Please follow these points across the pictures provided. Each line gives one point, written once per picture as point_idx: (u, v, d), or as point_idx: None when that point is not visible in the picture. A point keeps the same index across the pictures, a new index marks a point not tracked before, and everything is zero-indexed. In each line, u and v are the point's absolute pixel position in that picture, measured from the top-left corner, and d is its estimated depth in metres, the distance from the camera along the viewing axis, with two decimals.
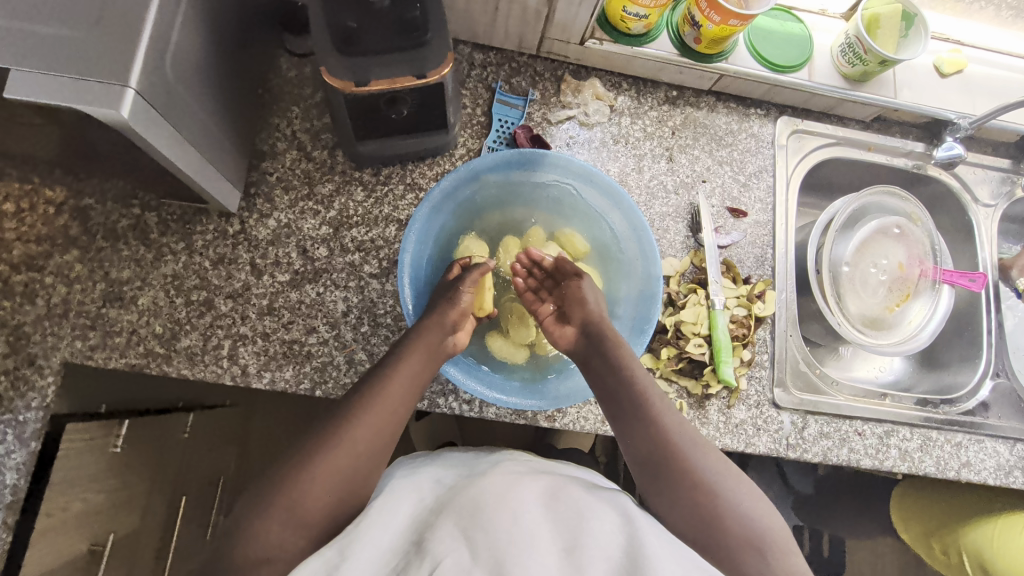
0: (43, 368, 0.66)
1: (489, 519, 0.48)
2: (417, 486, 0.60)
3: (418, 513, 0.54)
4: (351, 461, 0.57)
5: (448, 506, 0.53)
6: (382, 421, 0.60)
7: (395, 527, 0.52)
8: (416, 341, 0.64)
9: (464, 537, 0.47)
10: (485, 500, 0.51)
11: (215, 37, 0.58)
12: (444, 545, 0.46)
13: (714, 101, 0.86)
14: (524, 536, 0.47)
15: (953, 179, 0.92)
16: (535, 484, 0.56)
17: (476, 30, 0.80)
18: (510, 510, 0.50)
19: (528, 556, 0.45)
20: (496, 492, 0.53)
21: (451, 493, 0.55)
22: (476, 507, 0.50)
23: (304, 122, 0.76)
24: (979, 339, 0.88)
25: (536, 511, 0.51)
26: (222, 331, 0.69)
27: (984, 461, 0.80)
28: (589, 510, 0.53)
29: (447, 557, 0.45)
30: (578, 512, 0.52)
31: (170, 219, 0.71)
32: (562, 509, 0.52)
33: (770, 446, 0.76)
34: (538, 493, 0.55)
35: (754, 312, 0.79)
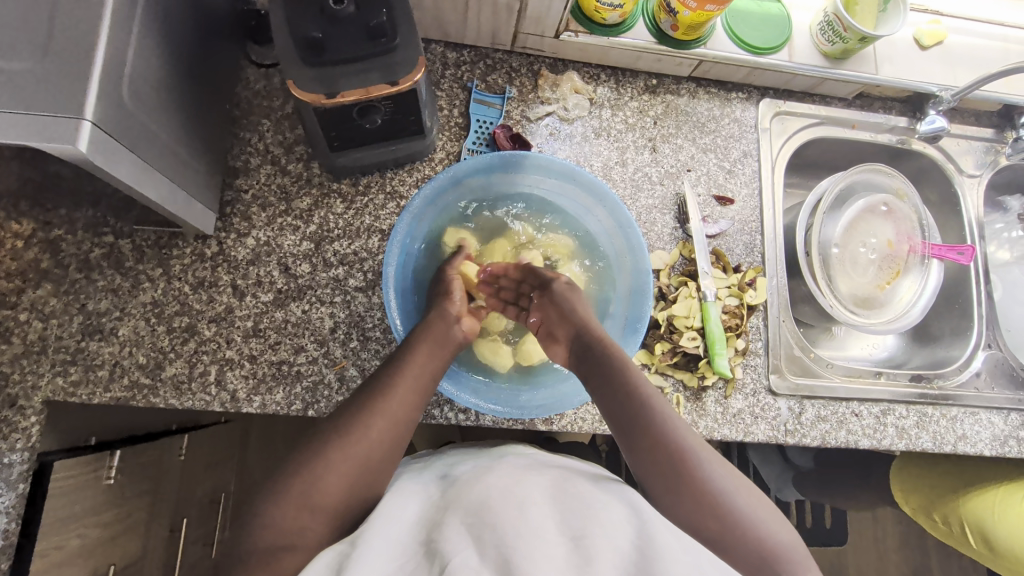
0: (25, 409, 0.64)
1: (502, 515, 0.43)
2: (424, 486, 0.56)
3: (425, 513, 0.50)
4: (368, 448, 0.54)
5: (456, 503, 0.49)
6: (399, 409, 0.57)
7: (398, 525, 0.48)
8: (420, 336, 0.63)
9: (474, 537, 0.42)
10: (497, 496, 0.46)
11: (174, 56, 0.56)
12: (451, 542, 0.42)
13: (695, 87, 0.85)
14: (538, 531, 0.42)
15: (937, 152, 0.91)
16: (549, 478, 0.53)
17: (448, 29, 0.77)
18: (523, 505, 0.45)
19: (542, 552, 0.40)
20: (507, 487, 0.48)
21: (460, 489, 0.51)
22: (485, 504, 0.46)
23: (276, 135, 0.74)
24: (969, 311, 0.89)
25: (549, 506, 0.47)
26: (207, 357, 0.68)
27: (980, 433, 0.80)
28: (605, 504, 0.48)
29: (455, 556, 0.40)
30: (595, 505, 0.47)
31: (145, 245, 0.69)
32: (577, 502, 0.48)
33: (769, 433, 0.76)
34: (551, 487, 0.51)
35: (746, 301, 0.78)
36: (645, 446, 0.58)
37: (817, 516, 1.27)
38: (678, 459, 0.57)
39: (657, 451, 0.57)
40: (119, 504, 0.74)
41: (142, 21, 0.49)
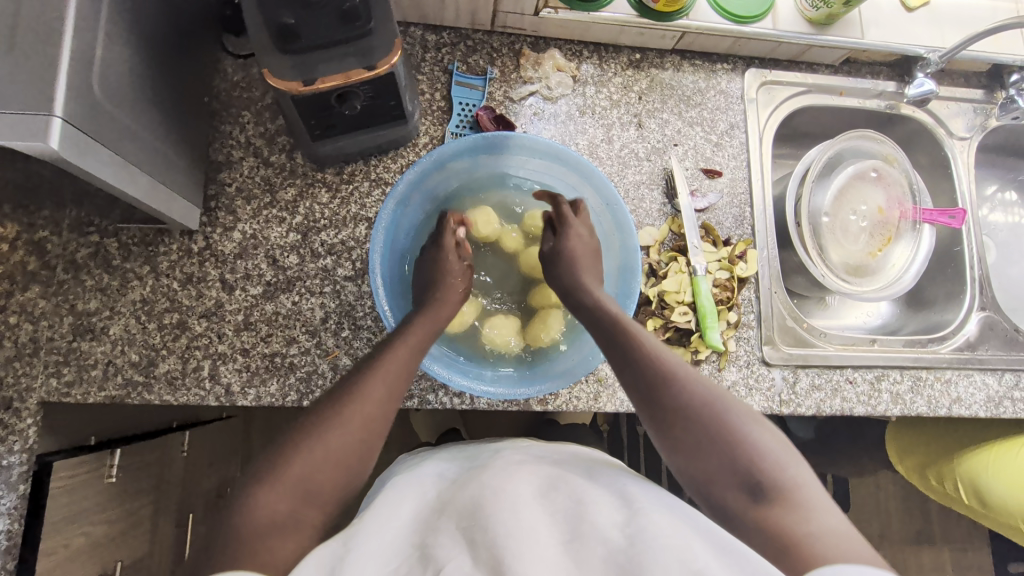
0: (20, 411, 0.64)
1: (492, 514, 0.44)
2: (420, 482, 0.56)
3: (421, 515, 0.50)
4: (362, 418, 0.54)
5: (452, 507, 0.49)
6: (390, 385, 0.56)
7: (395, 525, 0.48)
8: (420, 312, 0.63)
9: (467, 541, 0.43)
10: (488, 495, 0.47)
11: (145, 50, 0.55)
12: (445, 550, 0.42)
13: (679, 60, 0.84)
14: (530, 532, 0.43)
15: (926, 116, 0.91)
16: (543, 473, 0.53)
17: (426, 11, 0.76)
18: (515, 503, 0.46)
19: (534, 553, 0.41)
20: (500, 485, 0.49)
21: (455, 493, 0.51)
22: (478, 504, 0.46)
23: (257, 127, 0.73)
24: (963, 273, 0.88)
25: (541, 506, 0.47)
26: (200, 352, 0.68)
27: (974, 395, 0.81)
28: (601, 496, 0.49)
29: (449, 562, 0.41)
30: (589, 499, 0.48)
31: (131, 243, 0.68)
32: (570, 498, 0.48)
33: (764, 404, 0.76)
34: (545, 483, 0.51)
35: (737, 274, 0.78)
36: (635, 383, 0.57)
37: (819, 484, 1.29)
38: (671, 390, 0.55)
39: (648, 385, 0.56)
40: (122, 501, 0.75)
41: (108, 14, 0.48)
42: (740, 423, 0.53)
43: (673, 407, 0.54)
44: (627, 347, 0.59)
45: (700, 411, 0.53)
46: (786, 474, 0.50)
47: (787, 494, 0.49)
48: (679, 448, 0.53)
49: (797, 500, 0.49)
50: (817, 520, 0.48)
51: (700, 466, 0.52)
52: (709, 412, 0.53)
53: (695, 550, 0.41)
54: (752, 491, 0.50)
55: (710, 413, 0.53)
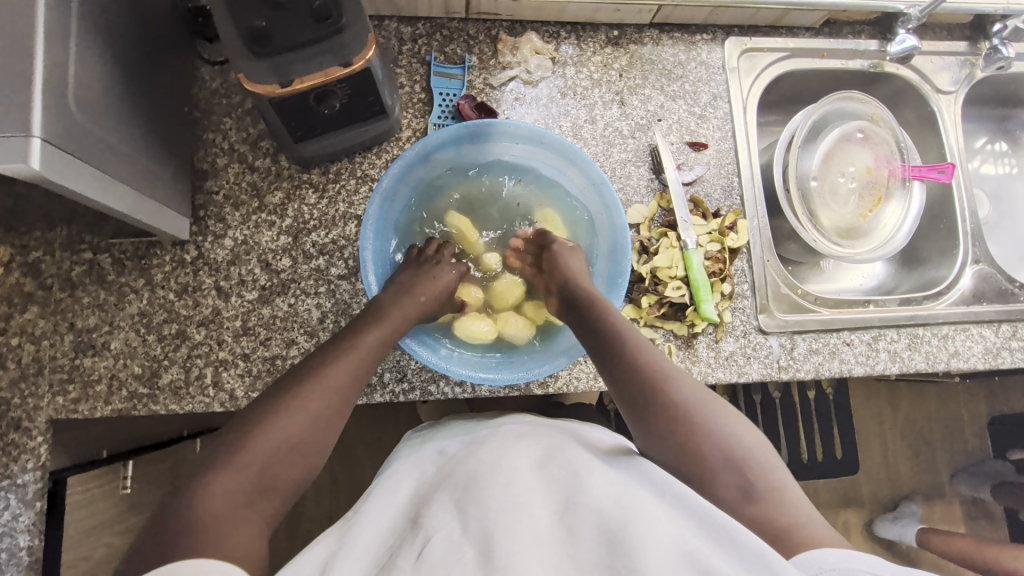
0: (30, 429, 0.65)
1: (485, 490, 0.45)
2: (420, 462, 0.57)
3: (419, 492, 0.51)
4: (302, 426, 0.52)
5: (448, 478, 0.50)
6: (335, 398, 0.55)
7: (391, 506, 0.50)
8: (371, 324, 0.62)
9: (459, 511, 0.44)
10: (483, 471, 0.48)
11: (119, 63, 0.55)
12: (436, 520, 0.44)
13: (658, 34, 0.83)
14: (523, 506, 0.44)
15: (910, 73, 0.90)
16: (541, 444, 0.54)
17: (399, 2, 0.76)
18: (509, 477, 0.47)
19: (527, 531, 0.42)
20: (496, 459, 0.50)
21: (454, 465, 0.52)
22: (472, 479, 0.47)
23: (239, 132, 0.73)
24: (955, 228, 0.89)
25: (538, 477, 0.48)
26: (201, 360, 0.69)
27: (972, 348, 0.81)
28: (596, 467, 0.50)
29: (438, 532, 0.42)
30: (584, 471, 0.48)
31: (124, 257, 0.69)
32: (567, 468, 0.49)
33: (763, 372, 0.76)
34: (541, 453, 0.52)
35: (728, 245, 0.78)
36: (635, 395, 0.57)
37: (827, 448, 1.31)
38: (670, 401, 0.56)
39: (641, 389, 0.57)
40: None
41: (78, 30, 0.48)
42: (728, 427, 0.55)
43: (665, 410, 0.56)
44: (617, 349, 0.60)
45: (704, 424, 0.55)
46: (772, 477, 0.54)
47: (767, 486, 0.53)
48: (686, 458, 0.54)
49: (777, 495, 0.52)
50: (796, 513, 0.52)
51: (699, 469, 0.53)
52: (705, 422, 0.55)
53: (687, 535, 0.43)
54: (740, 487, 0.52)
55: (710, 424, 0.55)
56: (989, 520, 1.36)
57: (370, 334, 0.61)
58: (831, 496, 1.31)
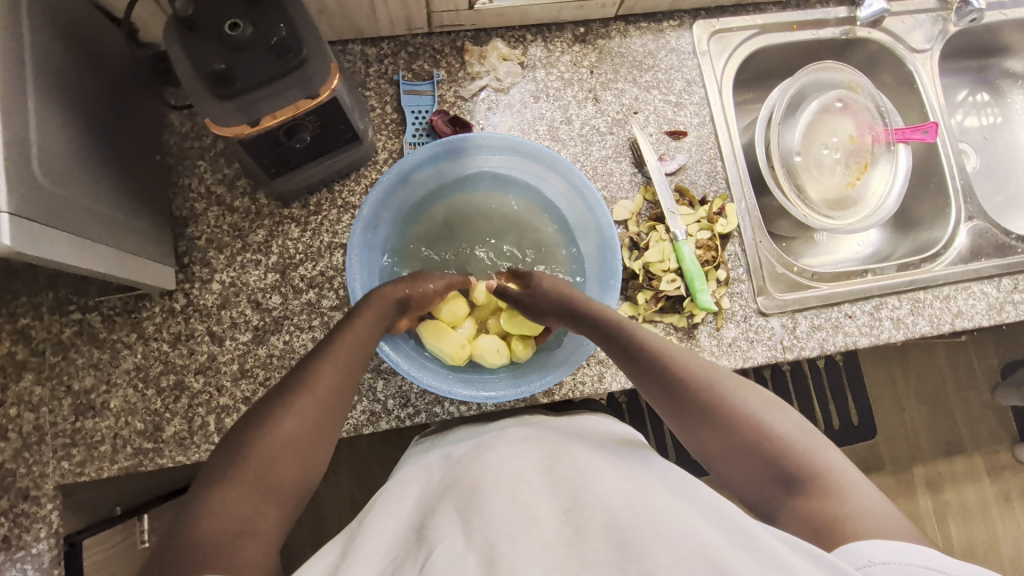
0: (39, 498, 0.64)
1: (487, 499, 0.44)
2: (427, 471, 0.57)
3: (423, 501, 0.51)
4: (298, 432, 0.50)
5: (452, 487, 0.49)
6: (323, 408, 0.52)
7: (394, 517, 0.49)
8: (364, 307, 0.58)
9: (462, 520, 0.43)
10: (487, 479, 0.47)
11: (81, 122, 0.55)
12: (440, 530, 0.43)
13: (625, 26, 0.82)
14: (529, 513, 0.43)
15: (883, 35, 0.89)
16: (544, 447, 0.53)
17: (360, 25, 0.75)
18: (514, 488, 0.45)
19: (532, 537, 0.40)
20: (501, 468, 0.49)
21: (459, 472, 0.52)
22: (476, 487, 0.47)
23: (215, 173, 0.72)
24: (945, 186, 0.88)
25: (543, 482, 0.47)
26: (203, 408, 0.68)
27: (975, 306, 0.80)
28: (601, 466, 0.49)
29: (441, 542, 0.41)
30: (589, 471, 0.47)
31: (114, 313, 0.68)
32: (573, 469, 0.48)
33: (768, 354, 0.76)
34: (547, 459, 0.51)
35: (718, 232, 0.77)
36: (670, 389, 0.57)
37: (842, 416, 1.31)
38: (701, 397, 0.56)
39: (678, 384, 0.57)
40: None
41: (35, 96, 0.48)
42: (778, 426, 0.54)
43: (700, 407, 0.56)
44: (643, 351, 0.59)
45: (762, 438, 0.53)
46: (820, 459, 0.53)
47: (820, 477, 0.52)
48: (749, 474, 0.54)
49: (835, 488, 0.51)
50: (855, 503, 0.50)
51: (753, 477, 0.54)
52: (746, 412, 0.55)
53: (701, 529, 0.41)
54: (787, 483, 0.52)
55: (757, 419, 0.54)
56: (1015, 470, 1.35)
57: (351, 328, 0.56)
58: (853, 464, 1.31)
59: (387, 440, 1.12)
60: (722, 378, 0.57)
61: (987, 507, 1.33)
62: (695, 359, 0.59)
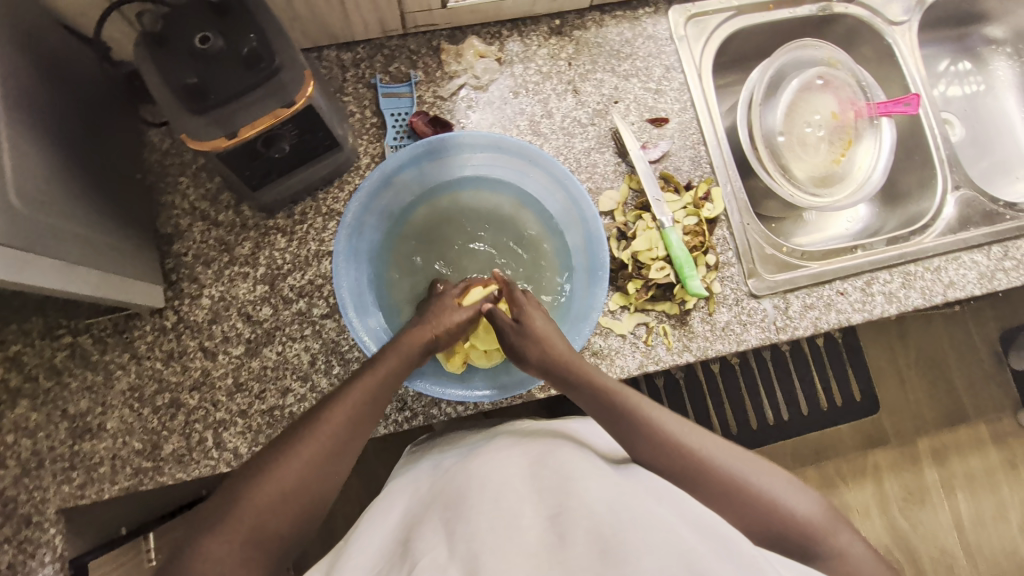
0: (42, 523, 0.64)
1: (473, 506, 0.45)
2: (416, 480, 0.58)
3: (411, 510, 0.51)
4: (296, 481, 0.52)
5: (439, 497, 0.50)
6: (326, 455, 0.54)
7: (382, 530, 0.49)
8: (388, 352, 0.60)
9: (447, 532, 0.43)
10: (473, 486, 0.48)
11: (55, 146, 0.54)
12: (425, 544, 0.43)
13: (600, 16, 0.82)
14: (512, 520, 0.43)
15: (860, 9, 0.88)
16: (532, 452, 0.53)
17: (334, 31, 0.75)
18: (499, 495, 0.46)
19: (515, 545, 0.40)
20: (489, 474, 0.49)
21: (446, 482, 0.52)
22: (461, 496, 0.47)
23: (198, 189, 0.72)
24: (930, 157, 0.88)
25: (530, 487, 0.47)
26: (200, 424, 0.68)
27: (966, 276, 0.80)
28: (587, 472, 0.49)
29: (425, 555, 0.41)
30: (575, 477, 0.48)
31: (105, 334, 0.68)
32: (558, 475, 0.48)
33: (761, 336, 0.76)
34: (533, 464, 0.51)
35: (705, 216, 0.77)
36: (687, 478, 0.57)
37: (843, 392, 1.31)
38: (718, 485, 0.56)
39: (694, 473, 0.57)
40: None
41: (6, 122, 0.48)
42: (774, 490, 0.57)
43: (718, 496, 0.56)
44: (655, 438, 0.58)
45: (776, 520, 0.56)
46: (823, 534, 0.56)
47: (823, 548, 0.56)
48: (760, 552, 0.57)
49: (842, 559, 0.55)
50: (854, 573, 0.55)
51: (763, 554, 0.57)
52: (761, 497, 0.56)
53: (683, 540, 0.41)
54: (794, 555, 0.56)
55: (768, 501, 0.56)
56: (1018, 436, 1.35)
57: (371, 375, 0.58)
58: (857, 440, 1.31)
59: (390, 444, 1.12)
60: (728, 456, 0.58)
61: (992, 474, 1.34)
62: (705, 439, 0.59)
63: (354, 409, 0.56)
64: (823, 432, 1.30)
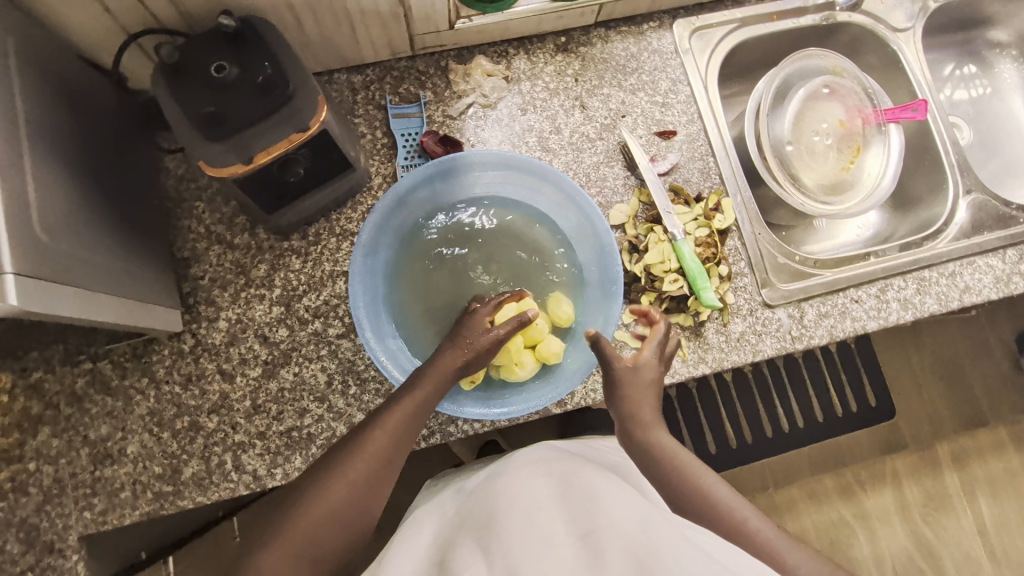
0: (64, 550, 0.64)
1: (505, 523, 0.45)
2: (441, 505, 0.58)
3: (440, 533, 0.51)
4: (339, 503, 0.53)
5: (469, 517, 0.50)
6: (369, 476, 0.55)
7: (412, 551, 0.49)
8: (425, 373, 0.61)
9: (483, 549, 0.43)
10: (504, 503, 0.48)
11: (77, 176, 0.55)
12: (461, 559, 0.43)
13: (605, 31, 0.83)
14: (547, 537, 0.43)
15: (864, 17, 0.89)
16: (557, 471, 0.54)
17: (344, 54, 0.76)
18: (532, 512, 0.46)
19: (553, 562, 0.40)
20: (516, 492, 0.49)
21: (475, 502, 0.52)
22: (492, 514, 0.47)
23: (213, 213, 0.73)
24: (940, 162, 0.87)
25: (560, 505, 0.47)
26: (219, 447, 0.68)
27: (982, 280, 0.79)
28: (615, 491, 0.50)
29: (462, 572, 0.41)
30: (604, 494, 0.48)
31: (124, 359, 0.69)
32: (587, 493, 0.48)
33: (777, 346, 0.75)
34: (560, 482, 0.51)
35: (716, 228, 0.77)
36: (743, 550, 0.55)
37: (859, 398, 1.29)
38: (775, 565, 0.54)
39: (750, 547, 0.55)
40: None
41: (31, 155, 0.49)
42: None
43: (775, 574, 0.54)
44: (712, 503, 0.57)
45: None
46: None
47: None
48: None
49: None
50: None
51: None
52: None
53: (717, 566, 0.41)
54: None
55: None
56: None
57: (409, 398, 0.59)
58: (875, 446, 1.30)
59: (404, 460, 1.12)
60: (797, 544, 0.55)
61: (1014, 479, 1.31)
62: (773, 520, 0.57)
63: (391, 432, 0.57)
64: (840, 439, 1.29)
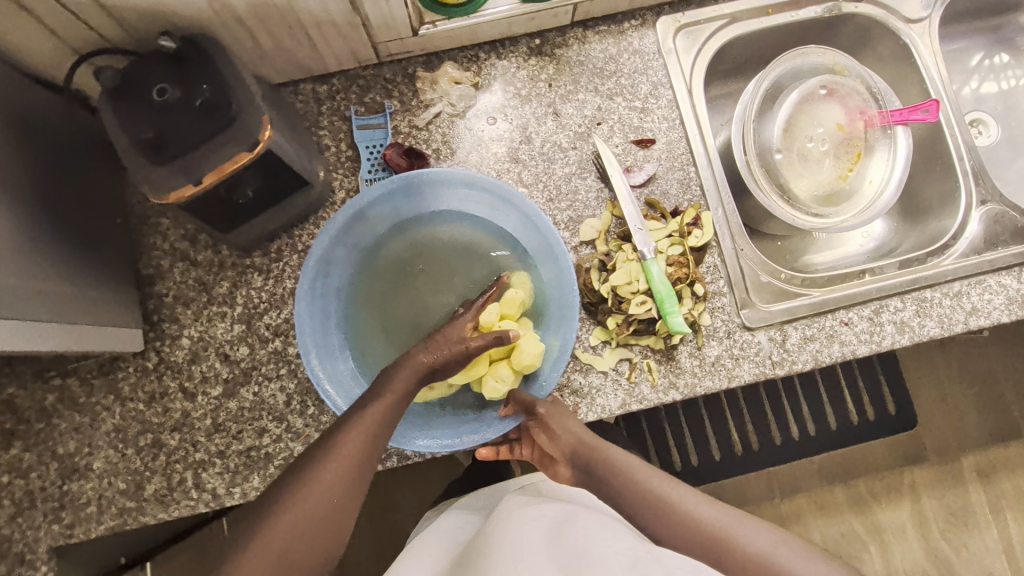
0: (35, 560, 0.67)
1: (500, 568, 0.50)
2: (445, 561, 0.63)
3: None
4: (296, 526, 0.53)
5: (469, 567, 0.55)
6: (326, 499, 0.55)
7: None
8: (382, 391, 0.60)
9: None
10: (500, 553, 0.53)
11: (22, 205, 0.56)
12: None
13: (583, 32, 0.78)
14: None
15: (872, 8, 0.81)
16: (551, 525, 0.59)
17: (307, 65, 0.74)
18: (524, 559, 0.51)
19: None
20: (509, 542, 0.55)
21: (475, 553, 0.57)
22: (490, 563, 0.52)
23: (177, 230, 0.73)
24: (952, 167, 0.80)
25: (549, 552, 0.53)
26: (180, 464, 0.69)
27: (991, 301, 0.72)
28: (601, 538, 0.54)
29: None
30: (589, 542, 0.53)
31: (91, 376, 0.70)
32: (576, 542, 0.53)
33: (755, 371, 0.71)
34: (552, 533, 0.56)
35: (691, 245, 0.73)
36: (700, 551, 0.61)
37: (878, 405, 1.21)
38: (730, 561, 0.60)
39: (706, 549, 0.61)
40: None
41: None
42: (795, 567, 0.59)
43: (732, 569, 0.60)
44: (666, 510, 0.64)
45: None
46: None
47: None
48: None
49: None
50: None
51: None
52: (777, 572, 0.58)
53: None
54: None
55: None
56: None
57: (363, 416, 0.58)
58: (886, 460, 1.23)
59: None
60: (745, 532, 0.62)
61: None
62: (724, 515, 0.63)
63: (348, 456, 0.56)
64: (848, 452, 1.22)
